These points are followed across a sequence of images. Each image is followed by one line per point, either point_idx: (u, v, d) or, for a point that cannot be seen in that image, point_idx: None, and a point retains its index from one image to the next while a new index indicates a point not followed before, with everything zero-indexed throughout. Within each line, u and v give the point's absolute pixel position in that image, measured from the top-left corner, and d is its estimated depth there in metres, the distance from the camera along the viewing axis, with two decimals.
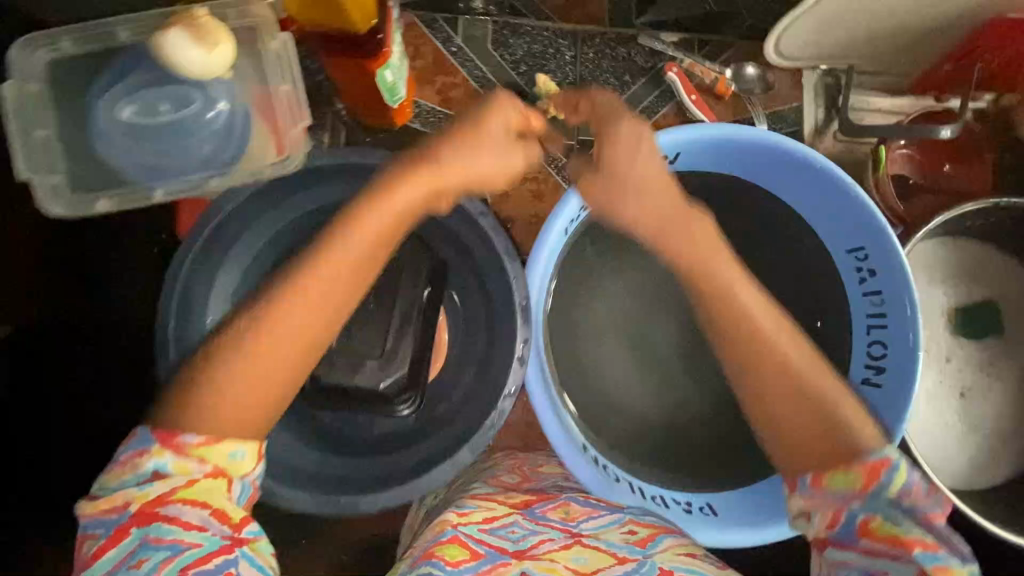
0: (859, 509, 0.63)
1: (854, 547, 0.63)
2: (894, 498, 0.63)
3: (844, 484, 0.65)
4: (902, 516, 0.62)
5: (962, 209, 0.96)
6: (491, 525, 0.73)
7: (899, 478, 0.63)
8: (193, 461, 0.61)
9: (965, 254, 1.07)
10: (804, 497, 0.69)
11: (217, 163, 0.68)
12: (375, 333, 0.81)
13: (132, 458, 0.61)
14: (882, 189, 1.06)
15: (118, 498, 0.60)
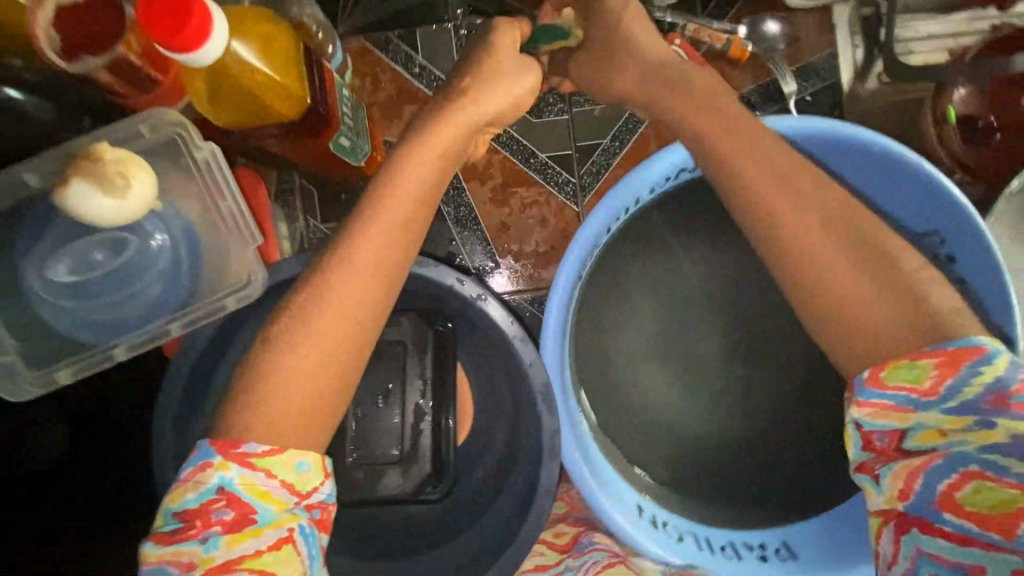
0: (923, 419, 0.51)
1: (936, 528, 0.51)
2: (977, 427, 0.50)
3: (917, 380, 0.51)
4: (1000, 467, 0.49)
5: None
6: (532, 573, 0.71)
7: (992, 368, 0.49)
8: (260, 475, 0.51)
9: None
10: (862, 404, 0.53)
11: (174, 305, 0.61)
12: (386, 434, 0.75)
13: (194, 474, 0.50)
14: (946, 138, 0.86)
15: (182, 554, 0.49)
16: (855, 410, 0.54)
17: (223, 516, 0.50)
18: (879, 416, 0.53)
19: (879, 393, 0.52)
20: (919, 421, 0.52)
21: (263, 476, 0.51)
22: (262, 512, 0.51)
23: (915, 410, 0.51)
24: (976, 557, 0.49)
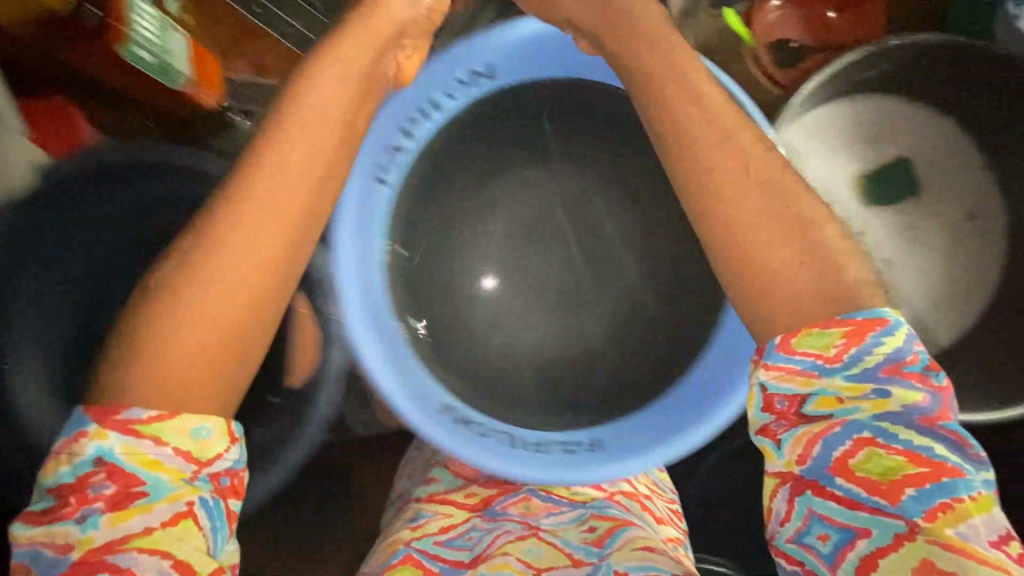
0: (825, 387, 0.56)
1: (829, 490, 0.54)
2: (872, 396, 0.55)
3: (824, 346, 0.56)
4: (890, 434, 0.54)
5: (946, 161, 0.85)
6: (446, 537, 0.78)
7: (885, 348, 0.55)
8: (144, 442, 0.54)
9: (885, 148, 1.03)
10: (770, 367, 0.58)
11: None
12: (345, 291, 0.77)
13: (70, 442, 0.54)
14: None
15: (58, 534, 0.52)
16: (763, 371, 0.58)
17: (101, 492, 0.53)
18: (781, 380, 0.57)
19: (786, 357, 0.57)
20: (821, 388, 0.56)
21: (146, 442, 0.54)
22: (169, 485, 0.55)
23: (818, 378, 0.56)
24: (865, 524, 0.53)
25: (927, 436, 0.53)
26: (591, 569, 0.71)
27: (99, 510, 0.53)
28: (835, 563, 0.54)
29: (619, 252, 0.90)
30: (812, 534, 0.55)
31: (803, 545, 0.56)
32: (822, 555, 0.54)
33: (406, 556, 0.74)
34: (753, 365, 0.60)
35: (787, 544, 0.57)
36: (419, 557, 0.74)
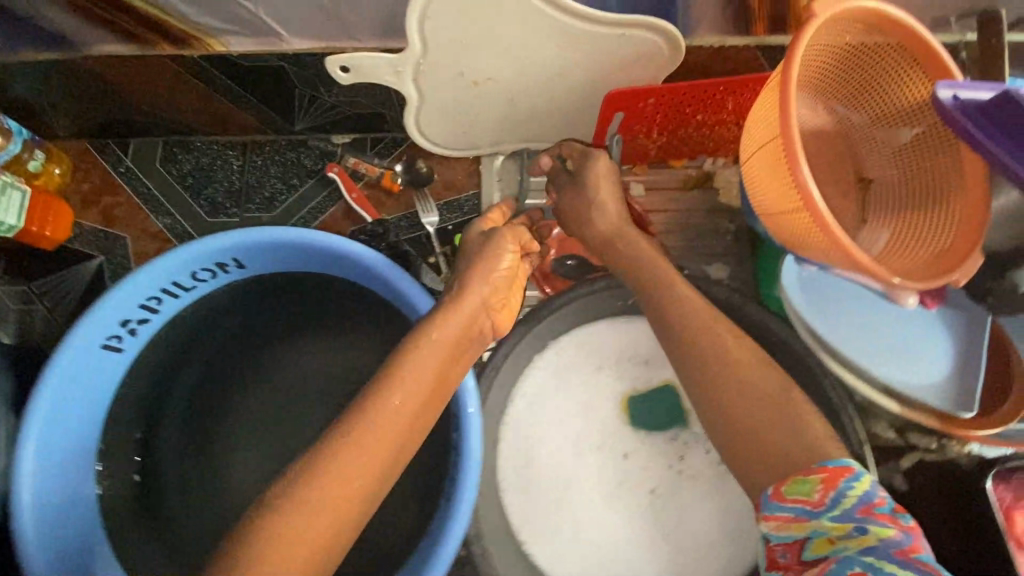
0: (820, 530, 0.50)
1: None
2: (855, 533, 0.49)
3: (808, 492, 0.51)
4: (881, 563, 0.46)
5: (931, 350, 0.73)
6: None
7: (857, 487, 0.49)
8: None
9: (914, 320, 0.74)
10: (767, 518, 0.52)
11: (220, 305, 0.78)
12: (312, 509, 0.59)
13: None
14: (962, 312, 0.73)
15: None
16: (763, 525, 0.53)
17: None
18: (782, 532, 0.51)
19: (776, 506, 0.52)
20: (816, 530, 0.50)
21: None
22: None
23: (810, 521, 0.50)
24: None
25: (910, 567, 0.46)
26: None
27: None
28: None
29: (619, 431, 0.71)
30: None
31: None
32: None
33: None
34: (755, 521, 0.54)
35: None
36: None
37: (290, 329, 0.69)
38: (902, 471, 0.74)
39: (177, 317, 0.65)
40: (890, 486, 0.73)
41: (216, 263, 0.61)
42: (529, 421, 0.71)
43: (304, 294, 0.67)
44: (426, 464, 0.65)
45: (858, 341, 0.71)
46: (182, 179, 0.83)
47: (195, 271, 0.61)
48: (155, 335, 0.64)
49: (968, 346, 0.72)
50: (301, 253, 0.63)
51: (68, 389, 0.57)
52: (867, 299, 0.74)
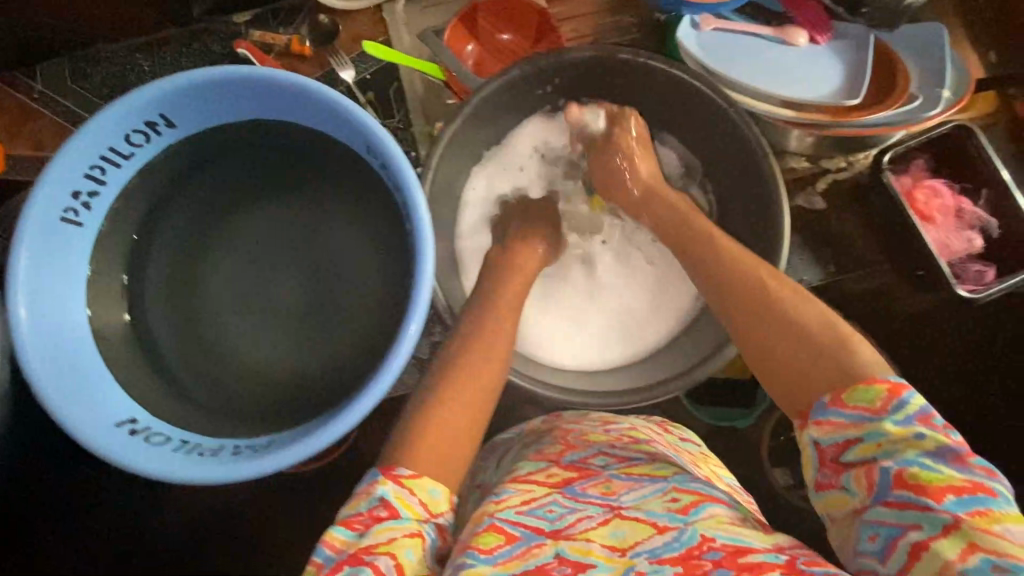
0: (877, 433, 0.49)
1: (884, 503, 0.48)
2: (912, 438, 0.48)
3: (872, 399, 0.50)
4: (940, 464, 0.47)
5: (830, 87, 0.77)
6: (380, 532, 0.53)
7: (919, 397, 0.49)
8: (406, 492, 0.55)
9: (809, 58, 0.79)
10: (821, 423, 0.52)
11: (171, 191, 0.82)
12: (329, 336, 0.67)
13: (363, 488, 0.56)
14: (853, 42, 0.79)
15: (355, 523, 0.54)
16: (811, 431, 0.53)
17: (376, 513, 0.54)
18: (833, 436, 0.51)
19: (834, 411, 0.51)
20: (872, 433, 0.49)
21: (410, 493, 0.55)
22: (402, 517, 0.54)
23: (869, 425, 0.50)
24: (526, 552, 0.54)
25: (967, 470, 0.47)
26: (679, 534, 0.54)
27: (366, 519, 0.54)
28: (621, 496, 0.60)
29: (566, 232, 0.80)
30: (544, 508, 0.59)
31: (566, 499, 0.61)
32: (666, 512, 0.57)
33: (489, 524, 0.56)
34: (798, 427, 0.54)
35: (515, 515, 0.57)
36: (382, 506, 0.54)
37: (243, 184, 0.72)
38: (820, 193, 0.82)
39: (128, 187, 0.68)
40: (811, 209, 0.82)
41: (145, 122, 0.64)
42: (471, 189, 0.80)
43: (241, 146, 0.70)
44: (388, 275, 0.70)
45: (752, 77, 0.76)
46: (98, 90, 0.85)
47: (127, 133, 0.64)
48: (110, 209, 0.67)
49: (857, 66, 0.77)
50: (223, 99, 0.64)
51: (39, 258, 0.61)
52: (760, 44, 0.79)
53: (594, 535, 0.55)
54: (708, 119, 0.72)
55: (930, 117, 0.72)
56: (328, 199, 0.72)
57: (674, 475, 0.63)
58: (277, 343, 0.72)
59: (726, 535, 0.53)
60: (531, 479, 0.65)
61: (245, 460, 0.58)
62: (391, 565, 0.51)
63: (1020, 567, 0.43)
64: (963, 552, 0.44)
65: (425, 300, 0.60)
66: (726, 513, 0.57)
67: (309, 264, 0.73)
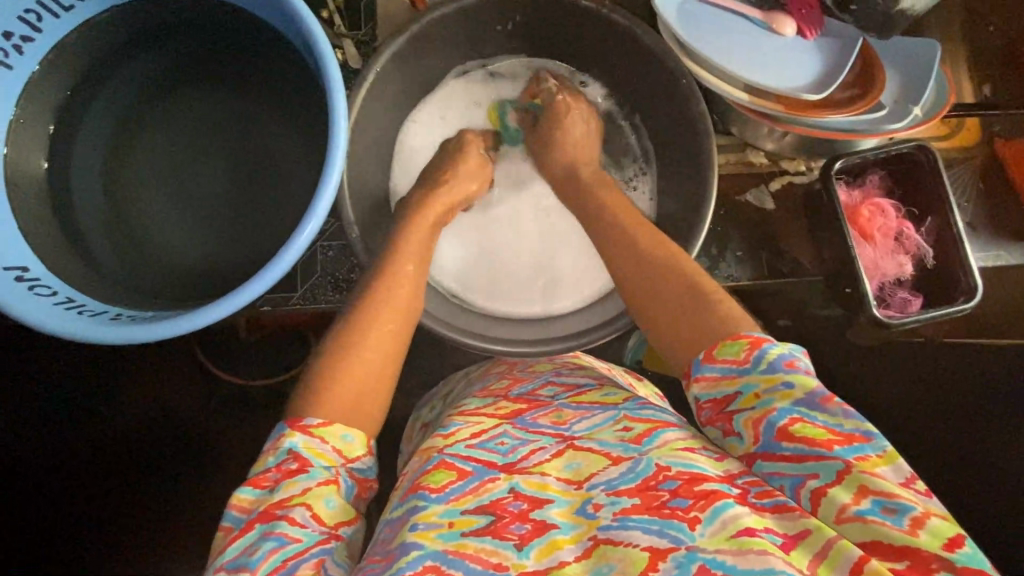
0: (749, 384, 0.49)
1: (776, 454, 0.47)
2: (782, 387, 0.48)
3: (736, 353, 0.51)
4: (813, 411, 0.47)
5: (803, 75, 0.73)
6: (289, 486, 0.49)
7: (778, 346, 0.50)
8: (318, 442, 0.51)
9: (788, 45, 0.74)
10: (698, 380, 0.52)
11: None
12: (252, 234, 0.70)
13: (272, 442, 0.52)
14: (838, 41, 0.74)
15: (263, 481, 0.50)
16: (694, 388, 0.53)
17: (285, 469, 0.50)
18: (711, 391, 0.52)
19: (707, 368, 0.52)
20: (746, 385, 0.50)
21: (321, 443, 0.51)
22: (314, 469, 0.50)
23: (740, 378, 0.50)
24: (479, 486, 0.52)
25: (836, 412, 0.47)
26: (631, 466, 0.51)
27: (279, 474, 0.50)
28: (573, 426, 0.58)
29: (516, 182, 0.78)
30: (495, 439, 0.57)
31: (517, 430, 0.58)
32: (619, 442, 0.54)
33: (438, 461, 0.54)
34: (682, 386, 0.54)
35: (465, 450, 0.56)
36: (289, 457, 0.50)
37: (188, 63, 0.71)
38: (771, 193, 0.80)
39: (66, 40, 0.65)
40: (759, 208, 0.80)
41: None
42: (415, 131, 0.81)
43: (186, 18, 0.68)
44: (312, 182, 0.69)
45: (720, 53, 0.72)
46: None
47: None
48: (44, 57, 0.64)
49: (836, 66, 0.73)
50: None
51: None
52: (743, 25, 0.74)
53: (549, 468, 0.53)
54: (671, 89, 0.69)
55: (891, 130, 0.70)
56: (267, 96, 0.70)
57: (626, 402, 0.60)
58: (189, 228, 0.70)
59: (680, 461, 0.50)
60: (479, 412, 0.62)
61: (139, 330, 0.57)
62: (308, 517, 0.48)
63: (906, 506, 0.42)
64: (857, 496, 0.44)
65: (326, 207, 0.58)
66: (680, 436, 0.54)
67: (236, 157, 0.71)
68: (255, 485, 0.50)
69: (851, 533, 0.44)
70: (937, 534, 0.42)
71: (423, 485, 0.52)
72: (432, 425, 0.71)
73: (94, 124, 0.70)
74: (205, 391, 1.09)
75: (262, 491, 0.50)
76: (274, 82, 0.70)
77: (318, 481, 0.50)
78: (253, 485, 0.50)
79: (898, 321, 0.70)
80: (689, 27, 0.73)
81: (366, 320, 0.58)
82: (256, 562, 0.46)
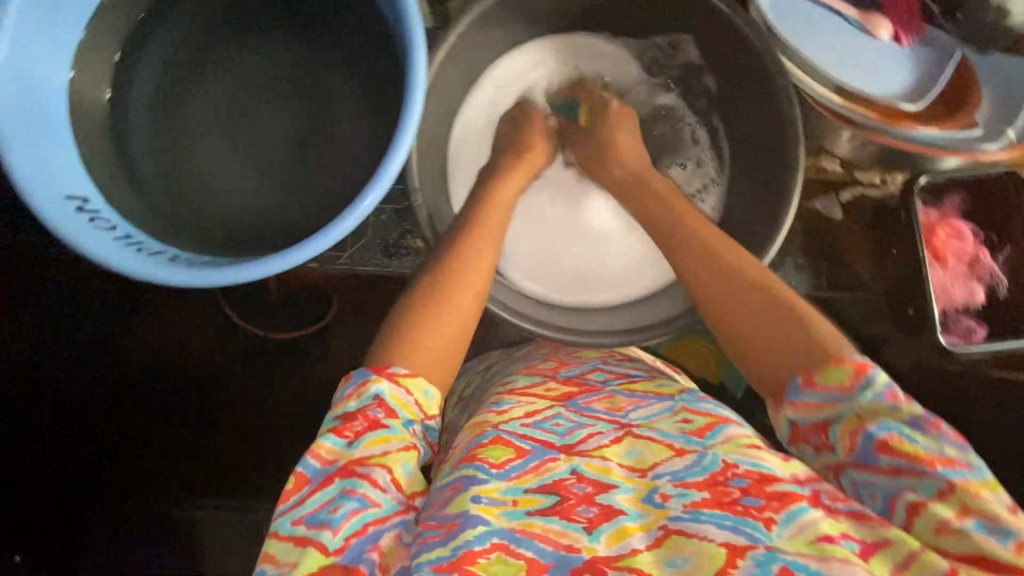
0: (851, 410, 0.48)
1: (872, 466, 0.47)
2: (888, 410, 0.47)
3: (841, 378, 0.49)
4: (916, 433, 0.46)
5: (892, 84, 0.70)
6: (374, 442, 0.49)
7: (885, 374, 0.48)
8: (404, 394, 0.51)
9: (881, 49, 0.71)
10: (794, 405, 0.50)
11: None
12: (313, 189, 0.68)
13: (354, 390, 0.51)
14: (933, 51, 0.71)
15: (346, 431, 0.49)
16: (786, 410, 0.51)
17: (370, 420, 0.50)
18: (809, 415, 0.50)
19: (806, 391, 0.50)
20: (847, 409, 0.48)
21: (406, 394, 0.52)
22: (396, 424, 0.50)
23: (841, 404, 0.49)
24: (540, 466, 0.51)
25: (941, 437, 0.45)
26: (697, 459, 0.50)
27: (365, 428, 0.49)
28: (630, 413, 0.57)
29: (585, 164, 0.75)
30: (550, 421, 0.56)
31: (571, 413, 0.57)
32: (681, 434, 0.53)
33: (495, 437, 0.53)
34: (771, 406, 0.53)
35: (522, 428, 0.54)
36: (376, 409, 0.50)
37: (259, 7, 0.69)
38: (841, 204, 0.76)
39: None
40: (825, 218, 0.77)
41: None
42: (478, 99, 0.77)
43: None
44: (380, 141, 0.67)
45: (812, 51, 0.69)
46: None
47: None
48: None
49: (927, 78, 0.70)
50: None
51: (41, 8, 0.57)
52: (838, 23, 0.70)
53: (609, 454, 0.52)
54: (758, 85, 0.66)
55: (983, 150, 0.67)
56: (339, 49, 0.68)
57: (682, 394, 0.59)
58: (249, 175, 0.69)
59: (748, 459, 0.49)
60: (530, 391, 0.61)
61: (197, 275, 0.57)
62: (388, 479, 0.48)
63: (1012, 529, 0.42)
64: (960, 513, 0.43)
65: (395, 169, 0.57)
66: (743, 432, 0.52)
67: (303, 108, 0.69)
68: (336, 436, 0.49)
69: (951, 547, 0.42)
70: None
71: (480, 457, 0.51)
72: (471, 401, 0.70)
73: (159, 59, 0.68)
74: (231, 341, 1.07)
75: (343, 445, 0.49)
76: (348, 33, 0.67)
77: (401, 439, 0.50)
78: (334, 433, 0.49)
79: (963, 350, 0.68)
80: (783, 19, 0.69)
81: (431, 290, 0.57)
82: (337, 520, 0.46)
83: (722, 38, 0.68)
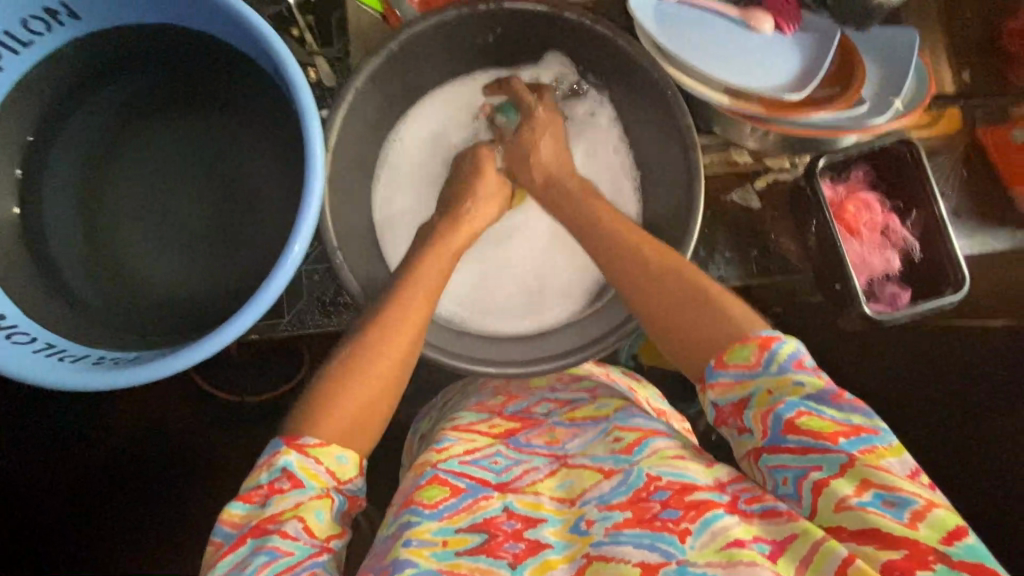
0: (760, 385, 0.50)
1: (782, 447, 0.47)
2: (793, 384, 0.48)
3: (747, 356, 0.51)
4: (821, 406, 0.47)
5: (783, 74, 0.72)
6: (280, 504, 0.49)
7: (788, 345, 0.50)
8: (312, 462, 0.51)
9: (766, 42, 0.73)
10: (712, 385, 0.52)
11: None
12: (237, 266, 0.68)
13: (265, 457, 0.51)
14: (817, 35, 0.73)
15: (255, 496, 0.50)
16: (708, 393, 0.53)
17: (278, 487, 0.50)
18: (726, 395, 0.51)
19: (720, 372, 0.51)
20: (758, 387, 0.50)
21: (314, 463, 0.51)
22: (305, 487, 0.50)
23: (752, 381, 0.50)
24: (472, 504, 0.52)
25: (845, 408, 0.47)
26: (625, 478, 0.51)
27: (273, 493, 0.50)
28: (567, 445, 0.58)
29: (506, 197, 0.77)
30: (488, 458, 0.57)
31: (511, 451, 0.58)
32: (611, 454, 0.54)
33: (432, 475, 0.54)
34: (697, 390, 0.54)
35: (459, 466, 0.55)
36: (281, 475, 0.50)
37: (156, 94, 0.69)
38: (756, 192, 0.79)
39: (28, 77, 0.63)
40: (745, 207, 0.79)
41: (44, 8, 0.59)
42: (397, 152, 0.80)
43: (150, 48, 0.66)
44: (294, 209, 0.68)
45: (698, 56, 0.71)
46: None
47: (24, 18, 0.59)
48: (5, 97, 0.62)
49: (815, 62, 0.72)
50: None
51: None
52: (719, 25, 0.73)
53: (542, 488, 0.53)
54: (652, 97, 0.68)
55: (874, 125, 0.70)
56: (240, 124, 0.69)
57: (617, 413, 0.60)
58: (169, 261, 0.69)
59: (672, 471, 0.50)
60: (473, 427, 0.61)
61: (119, 377, 0.56)
62: (299, 529, 0.49)
63: (907, 499, 0.43)
64: (859, 488, 0.44)
65: (305, 240, 0.56)
66: (671, 446, 0.53)
67: (213, 188, 0.69)
68: (247, 500, 0.50)
69: (849, 522, 0.44)
70: (936, 527, 0.42)
71: (415, 500, 0.52)
72: (428, 438, 0.71)
73: (62, 161, 0.67)
74: (200, 416, 1.07)
75: (255, 507, 0.50)
76: (248, 109, 0.68)
77: (309, 498, 0.50)
78: (244, 498, 0.50)
79: (886, 317, 0.70)
80: (666, 30, 0.71)
81: (357, 352, 0.57)
82: None
83: (612, 57, 0.70)
